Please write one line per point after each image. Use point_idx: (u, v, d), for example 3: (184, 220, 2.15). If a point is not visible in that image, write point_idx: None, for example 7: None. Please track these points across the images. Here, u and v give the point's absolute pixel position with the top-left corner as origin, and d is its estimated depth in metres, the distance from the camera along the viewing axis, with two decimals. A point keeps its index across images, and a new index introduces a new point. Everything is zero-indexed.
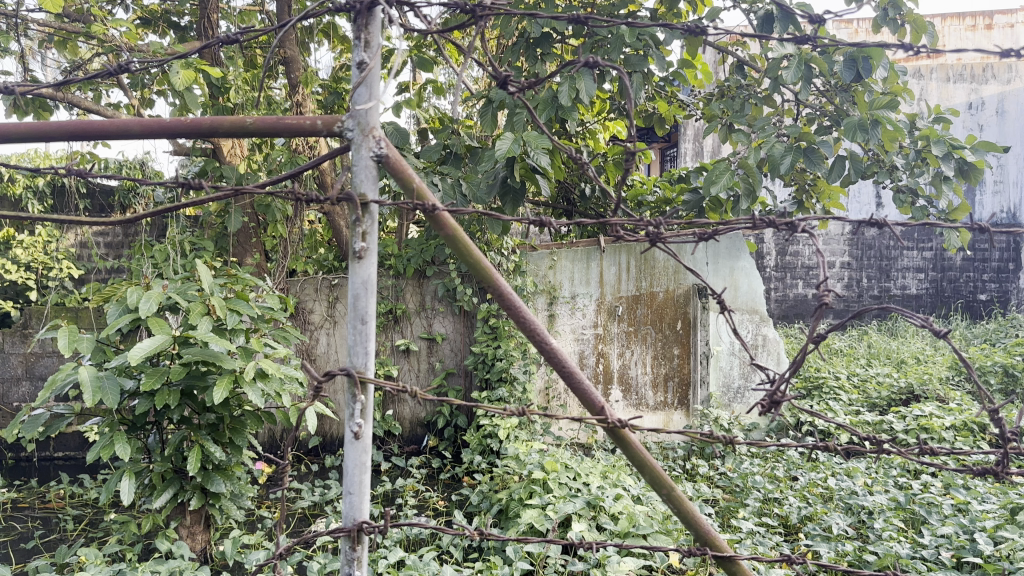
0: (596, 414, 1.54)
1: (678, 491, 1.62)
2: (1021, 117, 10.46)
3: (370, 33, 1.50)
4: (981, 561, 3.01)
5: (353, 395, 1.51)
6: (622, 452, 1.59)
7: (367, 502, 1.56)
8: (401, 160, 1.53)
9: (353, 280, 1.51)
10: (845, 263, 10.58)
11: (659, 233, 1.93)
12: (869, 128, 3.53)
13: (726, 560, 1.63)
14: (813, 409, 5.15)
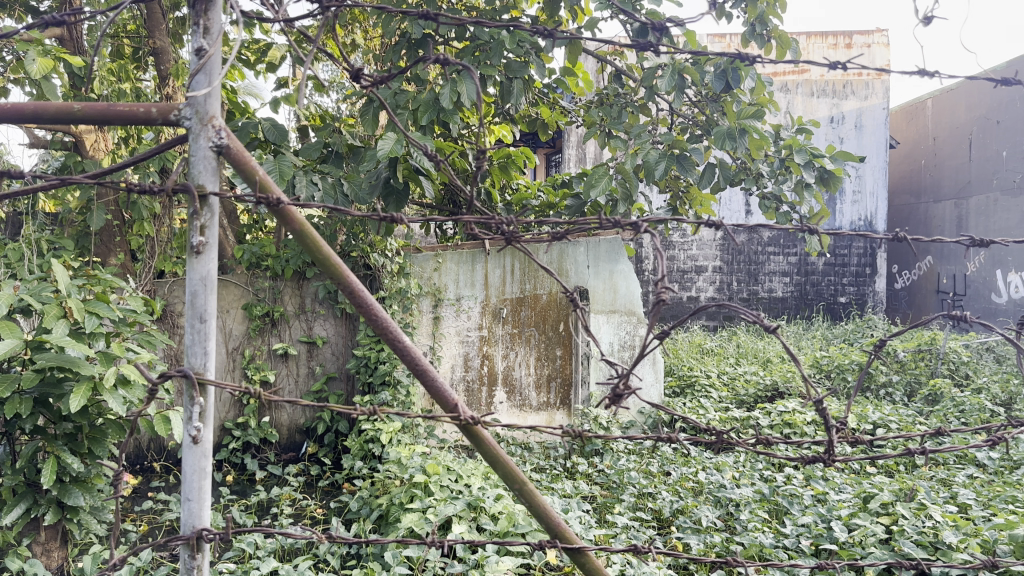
0: (449, 411, 1.57)
1: (530, 485, 1.67)
2: (877, 131, 11.23)
3: (209, 20, 1.47)
4: (837, 547, 3.19)
5: (192, 398, 1.48)
6: (475, 448, 1.63)
7: (208, 508, 1.53)
8: (242, 152, 1.52)
9: (192, 276, 1.48)
10: (717, 267, 11.08)
11: (512, 232, 1.97)
12: (736, 136, 3.71)
13: (576, 552, 1.68)
14: (686, 406, 5.37)
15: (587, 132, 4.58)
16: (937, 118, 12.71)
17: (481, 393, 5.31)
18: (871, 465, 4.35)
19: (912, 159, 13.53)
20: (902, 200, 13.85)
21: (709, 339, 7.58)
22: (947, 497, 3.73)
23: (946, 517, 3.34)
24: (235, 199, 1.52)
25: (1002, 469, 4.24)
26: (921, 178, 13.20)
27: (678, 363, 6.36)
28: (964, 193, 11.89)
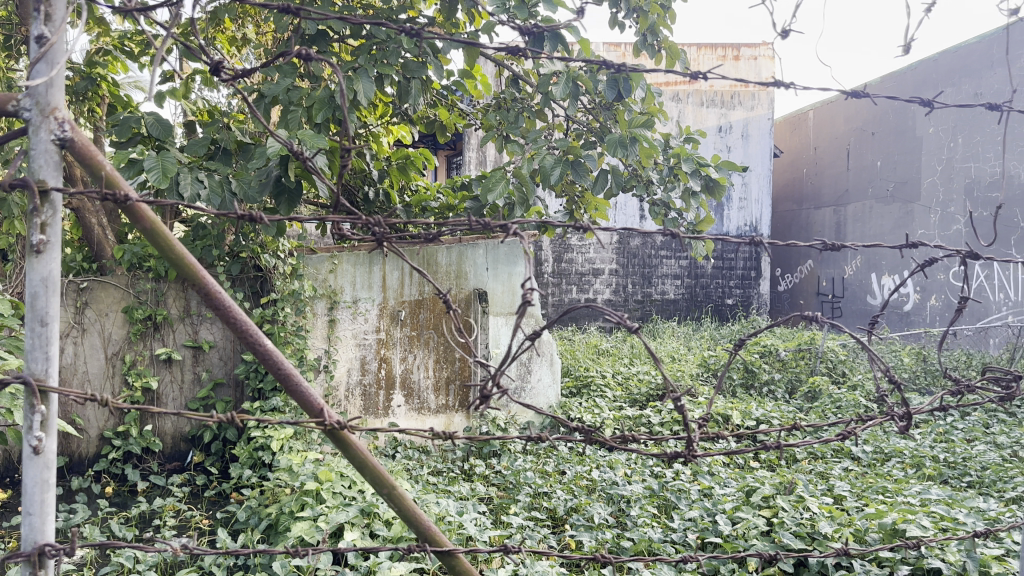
0: (314, 417, 1.57)
1: (399, 489, 1.69)
2: (761, 141, 11.73)
3: (51, 8, 1.41)
4: (721, 540, 3.31)
5: (32, 406, 1.42)
6: (343, 454, 1.63)
7: (51, 523, 1.45)
8: (89, 147, 1.47)
9: (32, 277, 1.41)
10: (613, 270, 11.30)
11: (380, 234, 1.97)
12: (627, 145, 3.73)
13: (445, 554, 1.72)
14: (582, 405, 5.47)
15: (485, 135, 4.51)
16: (818, 129, 13.39)
17: (378, 397, 5.24)
18: (754, 460, 4.54)
19: (794, 168, 14.20)
20: (785, 206, 14.51)
21: (604, 341, 7.74)
22: (824, 489, 3.93)
23: (822, 508, 3.51)
24: (80, 195, 1.46)
25: (873, 461, 4.50)
26: (802, 186, 13.87)
27: (575, 364, 6.45)
28: (842, 201, 12.57)
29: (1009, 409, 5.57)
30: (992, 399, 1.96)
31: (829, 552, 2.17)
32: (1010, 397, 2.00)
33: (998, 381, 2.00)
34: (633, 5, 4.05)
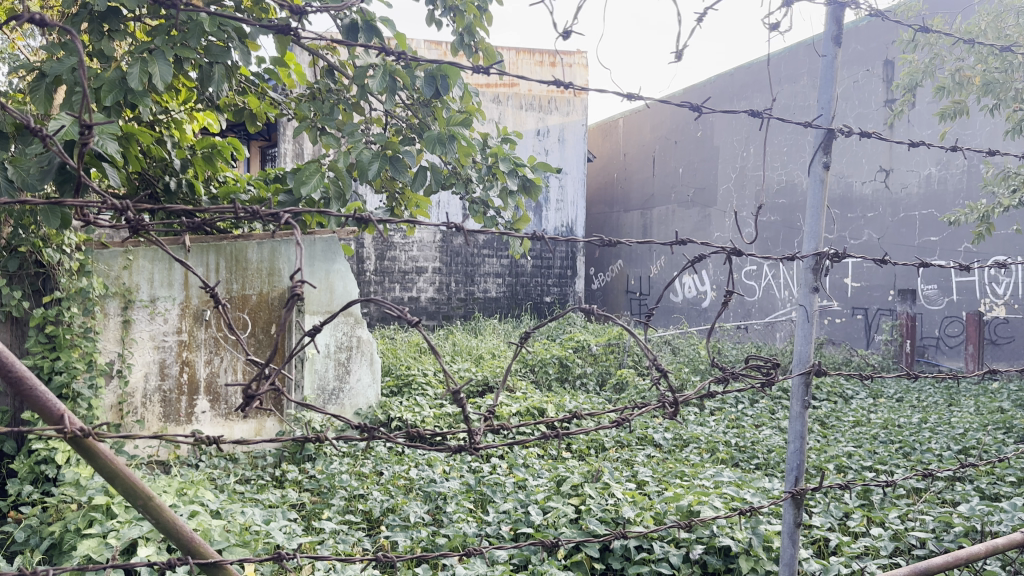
0: (53, 424, 1.43)
1: (157, 500, 1.56)
2: (576, 145, 12.19)
3: None
4: (532, 530, 3.37)
5: None
6: (89, 463, 1.50)
7: None
8: None
9: None
10: (436, 268, 11.34)
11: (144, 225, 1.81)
12: (447, 142, 3.60)
13: (210, 566, 1.59)
14: (402, 404, 5.41)
15: (298, 126, 4.33)
16: (627, 136, 14.09)
17: (180, 403, 4.97)
18: (566, 451, 4.69)
19: (606, 172, 14.86)
20: (598, 209, 15.15)
21: (424, 338, 7.72)
22: (629, 475, 4.12)
23: (625, 494, 3.69)
24: None
25: (673, 447, 4.79)
26: (614, 189, 14.54)
27: (394, 362, 6.38)
28: (649, 205, 13.29)
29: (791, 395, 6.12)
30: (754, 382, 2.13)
31: (607, 535, 2.26)
32: (770, 381, 2.17)
33: (758, 366, 2.17)
34: (449, 4, 4.08)
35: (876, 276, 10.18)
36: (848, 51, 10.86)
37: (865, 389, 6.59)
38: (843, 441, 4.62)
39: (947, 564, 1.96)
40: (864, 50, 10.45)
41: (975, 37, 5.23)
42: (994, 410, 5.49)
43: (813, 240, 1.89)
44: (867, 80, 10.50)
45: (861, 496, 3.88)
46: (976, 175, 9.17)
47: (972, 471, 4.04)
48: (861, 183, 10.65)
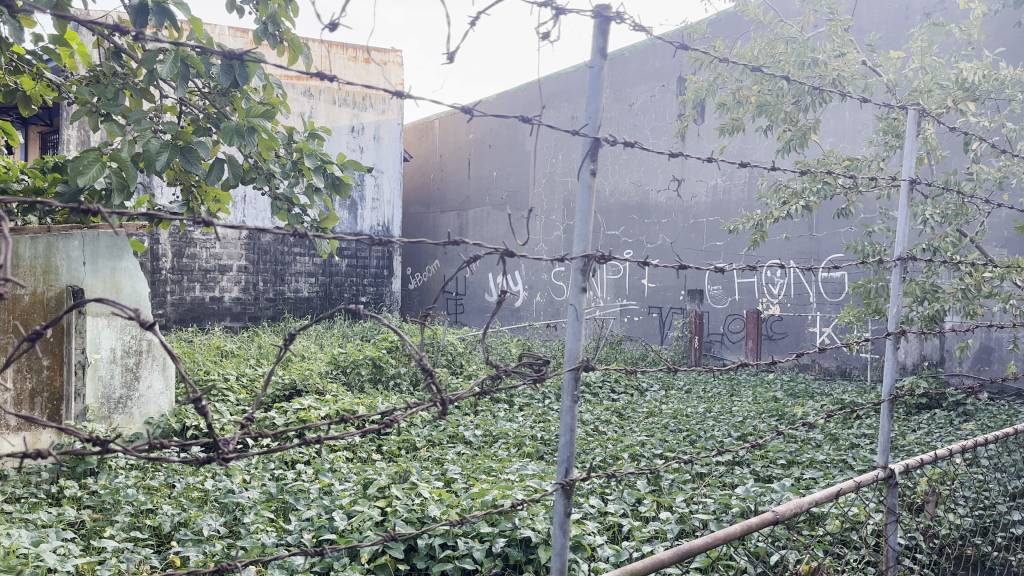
0: None
1: None
2: (391, 144, 12.15)
3: None
4: (335, 535, 3.28)
5: None
6: None
7: None
8: None
9: None
10: (242, 267, 10.84)
11: None
12: (245, 134, 3.36)
13: None
14: (199, 410, 5.12)
15: (78, 110, 3.97)
16: (442, 137, 14.22)
17: None
18: (375, 453, 4.62)
19: (422, 172, 14.89)
20: (413, 209, 15.15)
21: (229, 342, 7.37)
22: (438, 473, 4.14)
23: (432, 493, 3.70)
24: None
25: (483, 443, 4.87)
26: (430, 190, 14.59)
27: (192, 367, 6.01)
28: (464, 205, 13.47)
29: (592, 389, 6.42)
30: (523, 380, 1.80)
31: (378, 537, 1.78)
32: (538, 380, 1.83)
33: (526, 366, 1.83)
34: None
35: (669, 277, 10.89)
36: (646, 67, 11.78)
37: (659, 382, 7.05)
38: (638, 431, 4.90)
39: (710, 545, 1.72)
40: (661, 66, 11.38)
41: (750, 61, 5.72)
42: (769, 399, 6.06)
43: (583, 242, 1.39)
44: (663, 94, 11.40)
45: (652, 482, 4.14)
46: (751, 185, 10.03)
47: (748, 454, 4.42)
48: (656, 191, 11.43)
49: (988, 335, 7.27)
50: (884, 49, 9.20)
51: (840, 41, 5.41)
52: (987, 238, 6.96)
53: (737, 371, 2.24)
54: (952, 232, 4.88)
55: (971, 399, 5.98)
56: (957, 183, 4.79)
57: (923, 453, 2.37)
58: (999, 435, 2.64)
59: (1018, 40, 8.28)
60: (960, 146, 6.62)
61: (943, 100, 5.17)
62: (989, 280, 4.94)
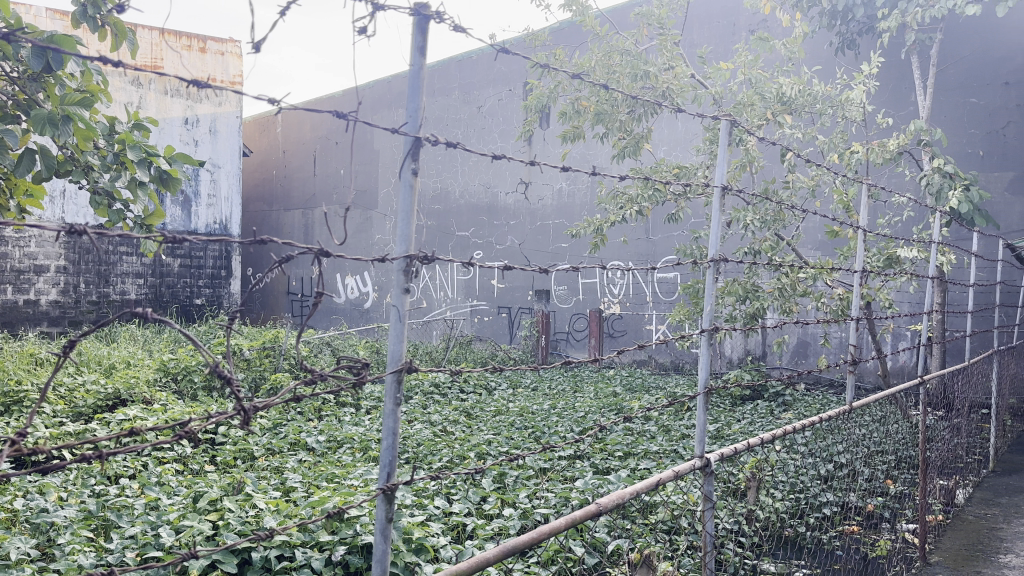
0: None
1: None
2: (229, 138, 11.65)
3: None
4: (161, 552, 3.08)
5: None
6: None
7: None
8: None
9: None
10: (60, 267, 10.10)
11: None
12: (60, 124, 2.91)
13: None
14: (8, 425, 4.67)
15: None
16: (284, 133, 13.86)
17: None
18: (209, 464, 4.40)
19: (265, 170, 14.34)
20: (254, 207, 14.60)
21: (42, 349, 6.78)
22: (276, 483, 4.00)
23: (268, 504, 3.57)
24: None
25: (326, 449, 4.75)
26: (273, 187, 14.12)
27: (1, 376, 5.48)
28: (309, 204, 13.19)
29: (440, 390, 6.40)
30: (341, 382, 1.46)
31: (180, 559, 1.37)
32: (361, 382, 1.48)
33: (346, 368, 1.50)
34: None
35: (517, 278, 11.15)
36: (493, 71, 12.07)
37: (506, 380, 7.15)
38: (485, 430, 4.93)
39: (536, 542, 1.56)
40: (507, 71, 11.71)
41: (587, 71, 5.87)
42: (609, 394, 6.30)
43: (405, 242, 1.33)
44: (510, 99, 11.71)
45: (496, 479, 4.18)
46: (590, 190, 10.42)
47: (588, 448, 4.56)
48: (505, 194, 11.63)
49: (804, 331, 7.91)
50: (712, 62, 9.78)
51: (670, 54, 5.69)
52: (802, 241, 7.57)
53: (559, 361, 2.12)
54: (771, 235, 5.26)
55: (788, 389, 6.47)
56: (774, 191, 5.15)
57: (736, 443, 2.38)
58: (808, 422, 2.79)
59: (829, 59, 9.10)
60: (778, 156, 7.17)
61: (763, 113, 5.56)
62: (803, 280, 5.37)
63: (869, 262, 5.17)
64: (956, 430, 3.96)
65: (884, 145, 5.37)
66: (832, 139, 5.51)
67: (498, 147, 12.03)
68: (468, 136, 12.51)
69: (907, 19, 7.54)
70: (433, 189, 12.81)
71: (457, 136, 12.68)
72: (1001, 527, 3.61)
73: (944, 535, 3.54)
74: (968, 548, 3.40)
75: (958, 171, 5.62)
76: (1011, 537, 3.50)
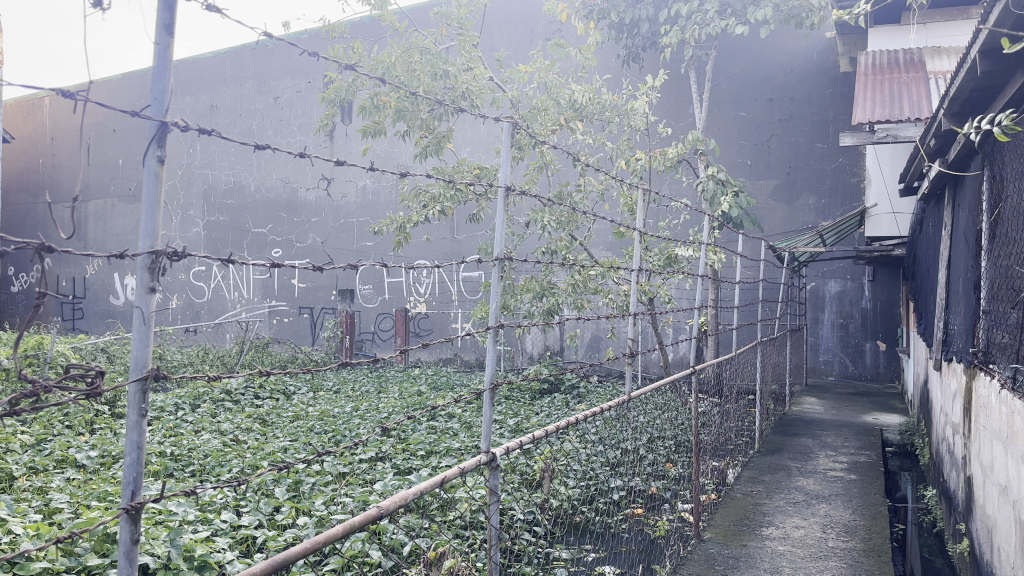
0: None
1: None
2: None
3: None
4: None
5: None
6: None
7: None
8: None
9: None
10: None
11: None
12: None
13: None
14: None
15: None
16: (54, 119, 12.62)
17: None
18: None
19: (32, 159, 12.95)
20: (17, 199, 13.16)
21: None
22: (39, 505, 3.61)
23: (26, 528, 3.21)
24: None
25: (99, 466, 4.35)
26: (41, 178, 12.83)
27: None
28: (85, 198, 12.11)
29: (232, 396, 6.07)
30: (72, 401, 1.12)
31: None
32: (96, 397, 1.15)
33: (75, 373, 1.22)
34: None
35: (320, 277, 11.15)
36: (291, 62, 11.82)
37: (306, 383, 6.93)
38: (280, 436, 4.73)
39: (311, 551, 1.38)
40: (304, 62, 11.53)
41: (386, 67, 5.82)
42: (414, 393, 6.29)
43: (149, 237, 1.20)
44: (308, 91, 11.58)
45: (291, 487, 4.00)
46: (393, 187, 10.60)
47: (390, 449, 4.50)
48: (305, 190, 11.52)
49: (596, 325, 8.37)
50: (511, 66, 10.06)
51: (469, 56, 5.77)
52: (594, 242, 7.98)
53: (337, 359, 1.98)
54: (565, 235, 5.47)
55: (583, 382, 6.78)
56: (569, 193, 5.35)
57: (520, 437, 2.36)
58: (591, 412, 2.90)
59: (618, 70, 9.67)
60: (571, 161, 7.53)
61: (557, 118, 5.78)
62: (594, 277, 5.64)
63: (652, 262, 5.55)
64: (726, 415, 4.31)
65: (665, 154, 5.75)
66: (620, 145, 5.85)
67: (296, 141, 11.80)
68: (263, 128, 12.12)
69: (686, 35, 8.13)
70: (225, 182, 12.19)
71: (251, 128, 12.21)
72: (764, 502, 3.97)
73: (717, 513, 3.84)
74: (737, 523, 3.70)
75: (729, 179, 6.12)
76: (772, 511, 3.85)
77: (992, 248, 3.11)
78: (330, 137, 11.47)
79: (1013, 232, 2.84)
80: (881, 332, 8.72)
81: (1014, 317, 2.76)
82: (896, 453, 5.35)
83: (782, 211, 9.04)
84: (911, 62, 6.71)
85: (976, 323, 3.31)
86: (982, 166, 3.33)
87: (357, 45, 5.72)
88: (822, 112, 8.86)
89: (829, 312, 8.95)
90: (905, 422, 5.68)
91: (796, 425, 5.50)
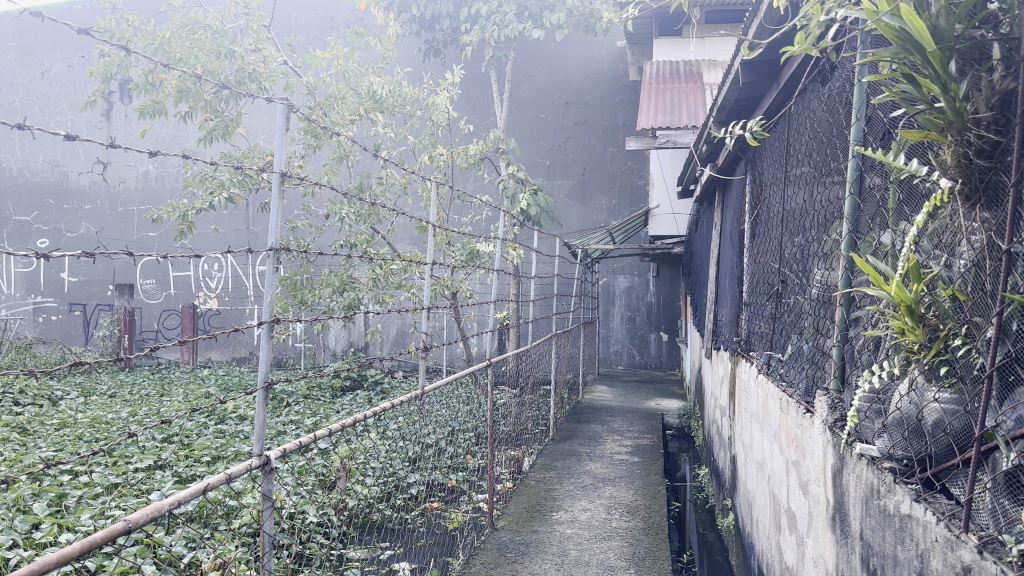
0: None
1: None
2: None
3: None
4: None
5: None
6: None
7: None
8: None
9: None
10: None
11: None
12: None
13: None
14: None
15: None
16: None
17: None
18: None
19: None
20: None
21: None
22: None
23: None
24: None
25: None
26: None
27: None
28: None
29: None
30: None
31: None
32: None
33: None
34: None
35: (94, 271, 10.41)
36: (61, 34, 10.95)
37: (77, 388, 6.34)
38: (43, 447, 4.27)
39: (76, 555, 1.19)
40: (77, 35, 10.73)
41: (163, 44, 5.50)
42: (202, 395, 5.96)
43: None
44: (81, 66, 10.80)
45: (53, 502, 3.63)
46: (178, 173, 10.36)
47: (171, 456, 4.20)
48: (77, 173, 10.76)
49: (400, 321, 8.35)
50: (304, 51, 10.02)
51: (257, 36, 5.58)
52: (396, 236, 7.97)
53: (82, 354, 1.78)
54: (366, 228, 5.39)
55: (386, 377, 6.72)
56: (368, 187, 5.30)
57: (320, 430, 2.20)
58: (390, 404, 2.89)
59: (420, 64, 9.69)
60: (371, 153, 7.47)
61: (356, 108, 5.70)
62: (394, 271, 5.62)
63: (454, 256, 5.61)
64: (523, 404, 4.42)
65: (467, 150, 5.81)
66: (421, 140, 5.86)
67: (67, 120, 10.91)
68: (27, 105, 11.02)
69: (486, 35, 8.31)
70: None
71: (12, 104, 11.06)
72: (555, 487, 4.11)
73: (510, 501, 3.92)
74: (529, 509, 3.80)
75: (528, 177, 6.29)
76: (562, 495, 4.00)
77: (753, 246, 3.41)
78: (106, 115, 10.78)
79: (770, 231, 3.11)
80: (664, 323, 9.36)
81: (769, 307, 3.04)
82: (676, 435, 5.77)
83: (578, 210, 9.43)
84: (690, 73, 7.22)
85: (739, 314, 3.61)
86: (745, 170, 3.64)
87: (132, 19, 5.34)
88: (613, 118, 9.37)
89: (619, 306, 9.48)
90: (684, 407, 6.11)
91: (587, 412, 5.75)
